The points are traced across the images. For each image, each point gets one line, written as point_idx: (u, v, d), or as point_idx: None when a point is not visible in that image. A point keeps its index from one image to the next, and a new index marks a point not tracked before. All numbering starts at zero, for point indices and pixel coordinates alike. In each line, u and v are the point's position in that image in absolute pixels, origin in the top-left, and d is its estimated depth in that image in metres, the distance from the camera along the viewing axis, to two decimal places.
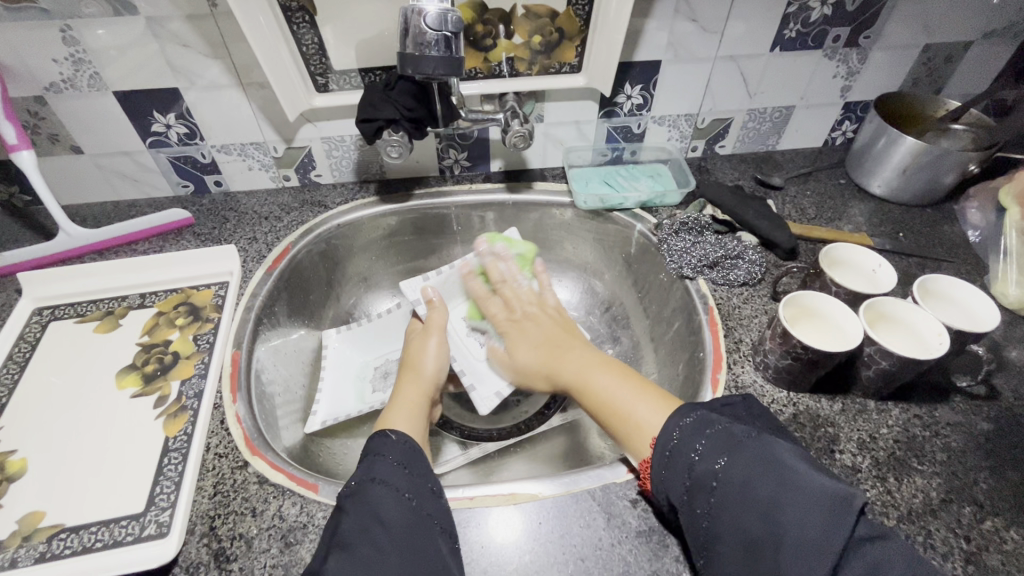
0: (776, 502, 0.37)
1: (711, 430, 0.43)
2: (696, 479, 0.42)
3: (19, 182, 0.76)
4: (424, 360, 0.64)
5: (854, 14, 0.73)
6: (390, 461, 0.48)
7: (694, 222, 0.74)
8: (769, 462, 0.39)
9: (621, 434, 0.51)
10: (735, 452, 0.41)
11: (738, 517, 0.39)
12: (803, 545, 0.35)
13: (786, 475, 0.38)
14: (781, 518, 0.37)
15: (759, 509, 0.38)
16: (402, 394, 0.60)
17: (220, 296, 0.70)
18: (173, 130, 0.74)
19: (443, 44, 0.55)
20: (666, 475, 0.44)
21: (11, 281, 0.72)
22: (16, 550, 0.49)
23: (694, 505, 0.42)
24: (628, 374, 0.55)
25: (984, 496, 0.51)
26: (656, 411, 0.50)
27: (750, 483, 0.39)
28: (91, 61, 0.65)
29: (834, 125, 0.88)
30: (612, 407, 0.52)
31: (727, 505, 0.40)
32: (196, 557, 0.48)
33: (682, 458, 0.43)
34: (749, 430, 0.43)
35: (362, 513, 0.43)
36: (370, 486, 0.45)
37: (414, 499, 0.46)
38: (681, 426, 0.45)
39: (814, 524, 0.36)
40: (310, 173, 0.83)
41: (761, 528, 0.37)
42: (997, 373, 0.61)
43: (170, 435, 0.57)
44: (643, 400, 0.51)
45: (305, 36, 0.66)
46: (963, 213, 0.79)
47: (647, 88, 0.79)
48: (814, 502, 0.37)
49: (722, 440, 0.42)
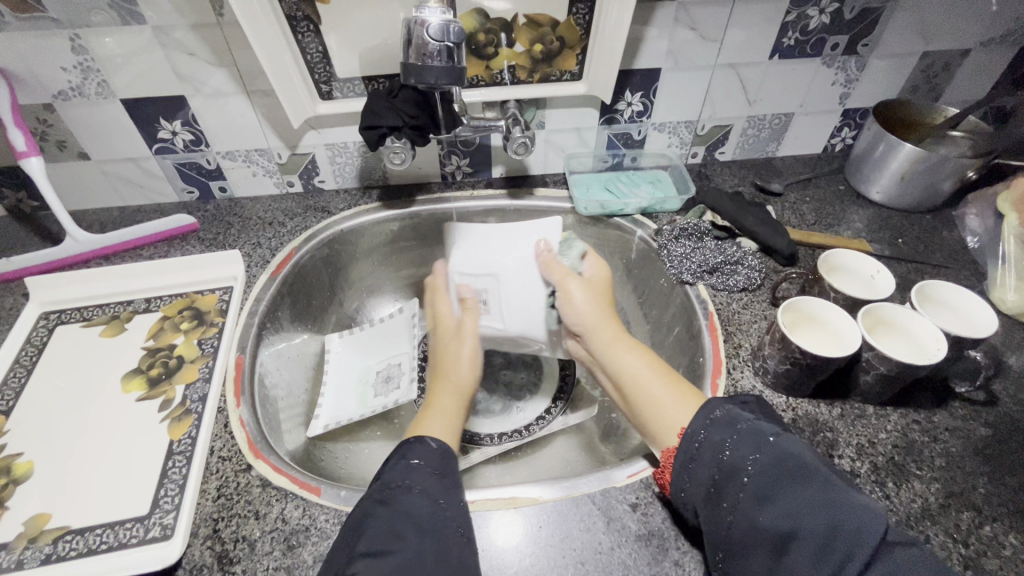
0: (806, 499, 0.38)
1: (741, 426, 0.44)
2: (725, 474, 0.43)
3: (27, 188, 0.77)
4: (461, 363, 0.60)
5: (852, 23, 0.74)
6: (428, 472, 0.48)
7: (694, 228, 0.75)
8: (800, 462, 0.40)
9: (654, 426, 0.51)
10: (765, 450, 0.42)
11: (762, 515, 0.39)
12: (829, 544, 0.36)
13: (819, 473, 0.39)
14: (809, 516, 0.37)
15: (787, 505, 0.38)
16: (437, 402, 0.57)
17: (224, 301, 0.71)
18: (179, 137, 0.75)
19: (445, 54, 0.56)
20: (692, 468, 0.45)
21: (18, 286, 0.73)
22: (23, 552, 0.49)
23: (720, 500, 0.42)
24: (662, 367, 0.55)
25: (982, 501, 0.51)
26: (689, 408, 0.50)
27: (782, 479, 0.40)
28: (99, 69, 0.66)
29: (833, 132, 0.89)
30: (648, 398, 0.52)
31: (754, 502, 0.40)
32: (199, 560, 0.48)
33: (712, 451, 0.44)
34: (777, 429, 0.44)
35: (395, 519, 0.44)
36: (400, 494, 0.46)
37: (441, 504, 0.46)
38: (713, 419, 0.46)
39: (843, 521, 0.36)
40: (313, 179, 0.84)
41: (787, 525, 0.38)
42: (995, 379, 0.61)
43: (175, 439, 0.57)
44: (677, 396, 0.51)
45: (309, 45, 0.67)
46: (962, 219, 0.79)
47: (647, 95, 0.80)
48: (846, 504, 0.37)
49: (752, 436, 0.43)
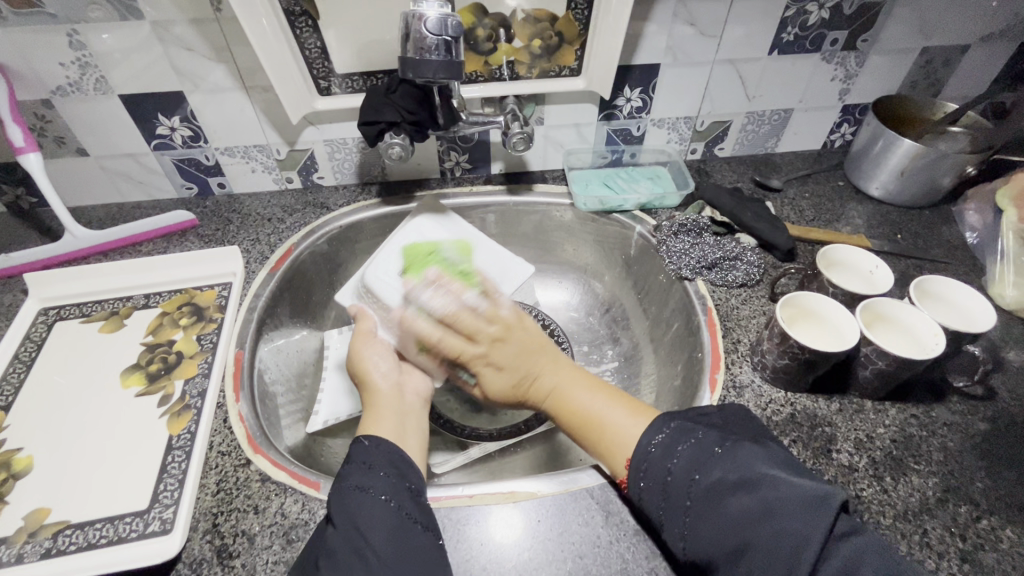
0: (744, 513, 0.38)
1: (680, 446, 0.44)
2: (672, 495, 0.43)
3: (26, 183, 0.77)
4: (372, 370, 0.58)
5: (852, 18, 0.74)
6: (361, 467, 0.48)
7: (693, 223, 0.74)
8: (743, 471, 0.40)
9: (596, 446, 0.51)
10: (707, 465, 0.42)
11: (712, 531, 0.40)
12: (772, 555, 0.36)
13: (754, 485, 0.39)
14: (752, 531, 0.38)
15: (731, 521, 0.39)
16: (374, 406, 0.56)
17: (223, 297, 0.71)
18: (178, 132, 0.75)
19: (444, 48, 0.56)
20: (644, 491, 0.45)
21: (17, 282, 0.73)
22: (22, 546, 0.49)
23: (674, 521, 0.42)
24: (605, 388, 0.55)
25: (980, 495, 0.51)
26: (635, 422, 0.50)
27: (723, 494, 0.40)
28: (97, 65, 0.66)
29: (833, 127, 0.89)
30: (588, 420, 0.53)
31: (703, 521, 0.40)
32: (198, 554, 0.48)
33: (656, 473, 0.44)
34: (721, 439, 0.43)
35: (344, 523, 0.44)
36: (348, 493, 0.46)
37: (394, 501, 0.46)
38: (653, 443, 0.45)
39: (789, 528, 0.36)
40: (312, 176, 0.84)
41: (732, 540, 0.38)
42: (994, 373, 0.61)
43: (174, 433, 0.57)
44: (616, 409, 0.52)
45: (307, 41, 0.67)
46: (961, 215, 0.79)
47: (647, 91, 0.79)
48: (784, 507, 0.37)
49: (693, 454, 0.43)
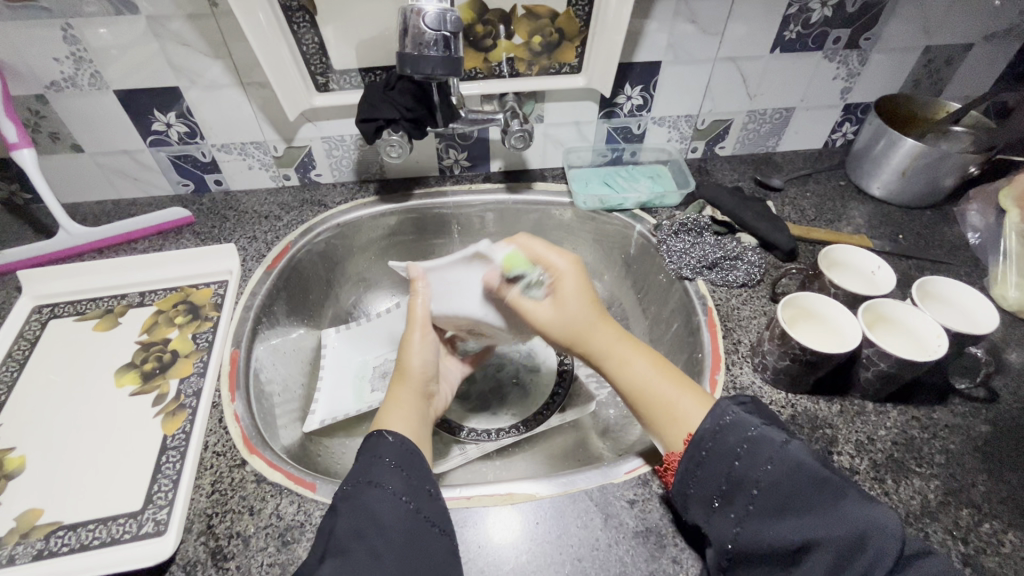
0: (819, 515, 0.38)
1: (749, 434, 0.42)
2: (733, 485, 0.42)
3: (19, 180, 0.76)
4: (409, 359, 0.59)
5: (855, 16, 0.73)
6: (389, 466, 0.47)
7: (693, 223, 0.73)
8: (813, 473, 0.40)
9: (651, 419, 0.50)
10: (777, 458, 0.41)
11: (776, 528, 0.39)
12: (844, 560, 0.37)
13: (832, 487, 0.39)
14: (826, 534, 0.37)
15: (802, 521, 0.38)
16: (400, 398, 0.57)
17: (219, 295, 0.70)
18: (174, 129, 0.74)
19: (443, 44, 0.55)
20: (699, 478, 0.44)
21: (10, 279, 0.72)
22: (14, 548, 0.49)
23: (728, 509, 0.42)
24: (664, 363, 0.53)
25: (982, 498, 0.51)
26: (699, 407, 0.48)
27: (794, 493, 0.39)
28: (92, 60, 0.65)
29: (834, 126, 0.88)
30: (649, 395, 0.50)
31: (766, 515, 0.40)
32: (193, 556, 0.48)
33: (719, 460, 0.43)
34: (784, 433, 0.42)
35: (357, 518, 0.43)
36: (367, 490, 0.45)
37: (412, 503, 0.45)
38: (720, 426, 0.44)
39: (860, 536, 0.37)
40: (310, 173, 0.83)
41: (797, 540, 0.38)
42: (996, 375, 0.61)
43: (169, 433, 0.57)
44: (684, 392, 0.49)
45: (305, 36, 0.66)
46: (963, 216, 0.79)
47: (647, 89, 0.79)
48: (860, 518, 0.37)
49: (760, 446, 0.42)
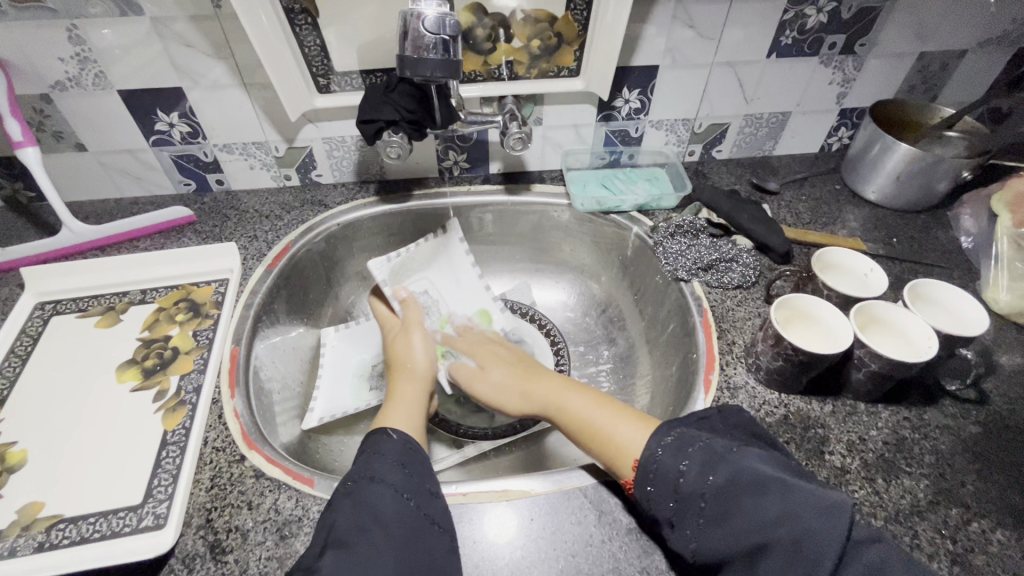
0: (763, 513, 0.38)
1: (692, 448, 0.45)
2: (684, 498, 0.43)
3: (24, 178, 0.77)
4: (413, 358, 0.64)
5: (850, 22, 0.74)
6: (391, 462, 0.48)
7: (689, 225, 0.75)
8: (755, 473, 0.41)
9: (597, 450, 0.52)
10: (720, 466, 0.42)
11: (727, 534, 0.40)
12: (796, 552, 0.36)
13: (771, 484, 0.39)
14: (771, 530, 0.38)
15: (748, 522, 0.39)
16: (401, 394, 0.60)
17: (219, 293, 0.71)
18: (177, 129, 0.75)
19: (442, 47, 0.56)
20: (654, 495, 0.45)
21: (13, 276, 0.73)
22: (16, 540, 0.49)
23: (685, 524, 0.43)
24: (605, 399, 0.56)
25: (971, 498, 0.51)
26: (638, 432, 0.51)
27: (740, 493, 0.40)
28: (97, 60, 0.66)
29: (830, 131, 0.89)
30: (591, 426, 0.54)
31: (716, 521, 0.41)
32: (192, 549, 0.48)
33: (668, 475, 0.44)
34: (729, 444, 0.44)
35: (359, 513, 0.44)
36: (370, 486, 0.46)
37: (414, 500, 0.46)
38: (663, 445, 0.46)
39: (806, 529, 0.37)
40: (311, 173, 0.84)
41: (749, 541, 0.38)
42: (987, 377, 0.62)
43: (169, 429, 0.57)
44: (622, 421, 0.52)
45: (307, 38, 0.67)
46: (957, 219, 0.79)
47: (645, 92, 0.80)
48: (804, 510, 0.37)
49: (706, 456, 0.43)
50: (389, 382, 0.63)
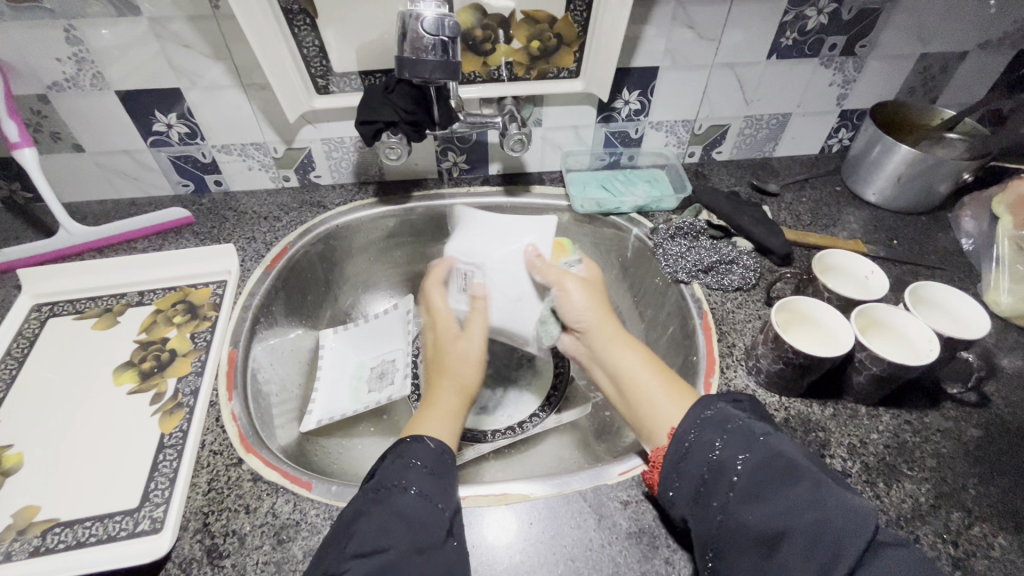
0: (793, 499, 0.39)
1: (732, 426, 0.45)
2: (714, 475, 0.43)
3: (21, 178, 0.76)
4: (457, 361, 0.61)
5: (850, 23, 0.74)
6: (424, 474, 0.48)
7: (689, 227, 0.75)
8: (791, 460, 0.41)
9: (635, 404, 0.55)
10: (755, 447, 0.43)
11: (749, 515, 0.40)
12: (817, 542, 0.36)
13: (806, 472, 0.40)
14: (797, 516, 0.38)
15: (774, 506, 0.39)
16: (438, 399, 0.58)
17: (217, 295, 0.71)
18: (175, 130, 0.74)
19: (441, 48, 0.55)
20: (683, 469, 0.45)
21: (10, 277, 0.72)
22: (11, 544, 0.49)
23: (709, 500, 0.43)
24: (656, 364, 0.57)
25: (973, 502, 0.51)
26: (678, 407, 0.52)
27: (769, 480, 0.40)
28: (94, 61, 0.66)
29: (830, 133, 0.89)
30: (635, 384, 0.55)
31: (743, 501, 0.41)
32: (188, 553, 0.48)
33: (701, 451, 0.45)
34: (766, 428, 0.44)
35: (385, 514, 0.43)
36: (394, 486, 0.46)
37: (438, 501, 0.46)
38: (703, 418, 0.46)
39: (832, 522, 0.37)
40: (309, 174, 0.84)
41: (772, 525, 0.38)
42: (988, 380, 0.61)
43: (166, 431, 0.57)
44: (671, 393, 0.53)
45: (305, 39, 0.67)
46: (957, 221, 0.79)
47: (645, 94, 0.79)
48: (835, 502, 0.37)
49: (742, 437, 0.44)
50: (432, 380, 0.61)
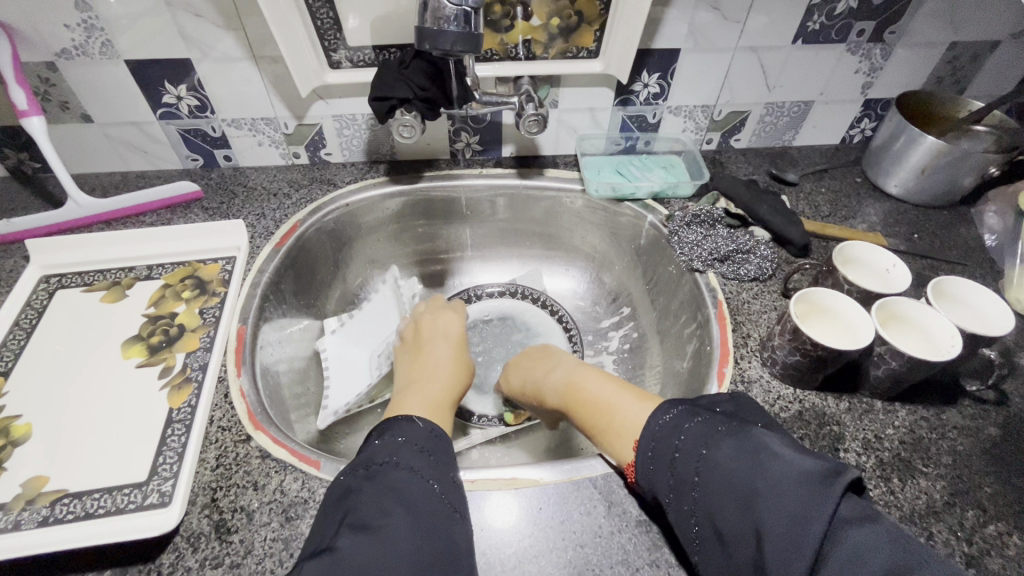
0: (749, 488, 0.36)
1: (691, 423, 0.43)
2: (679, 474, 0.41)
3: (29, 148, 0.75)
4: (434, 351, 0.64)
5: (880, 9, 0.72)
6: (414, 450, 0.47)
7: (706, 215, 0.73)
8: (746, 449, 0.38)
9: (600, 431, 0.51)
10: (715, 440, 0.40)
11: (719, 508, 0.38)
12: (781, 530, 0.33)
13: (757, 458, 0.37)
14: (758, 506, 0.35)
15: (737, 499, 0.36)
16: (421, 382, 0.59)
17: (226, 271, 0.70)
18: (184, 102, 0.73)
19: (463, 19, 0.54)
20: (653, 473, 0.44)
21: (18, 248, 0.72)
22: (20, 513, 0.49)
23: (682, 502, 0.41)
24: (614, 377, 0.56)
25: (988, 500, 0.50)
26: (637, 411, 0.50)
27: (727, 471, 0.38)
28: (103, 28, 0.64)
29: (853, 122, 0.87)
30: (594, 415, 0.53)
31: (709, 497, 0.38)
32: (196, 528, 0.48)
33: (665, 452, 0.43)
34: (726, 420, 0.42)
35: (383, 493, 0.42)
36: (390, 470, 0.44)
37: (437, 486, 0.45)
38: (663, 422, 0.45)
39: (791, 503, 0.34)
40: (320, 151, 0.82)
41: (738, 517, 0.36)
42: (1007, 379, 0.60)
43: (174, 406, 0.57)
44: (625, 400, 0.51)
45: (319, 11, 0.65)
46: (980, 217, 0.77)
47: (665, 77, 0.77)
48: (790, 483, 0.35)
49: (701, 433, 0.41)
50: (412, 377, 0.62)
